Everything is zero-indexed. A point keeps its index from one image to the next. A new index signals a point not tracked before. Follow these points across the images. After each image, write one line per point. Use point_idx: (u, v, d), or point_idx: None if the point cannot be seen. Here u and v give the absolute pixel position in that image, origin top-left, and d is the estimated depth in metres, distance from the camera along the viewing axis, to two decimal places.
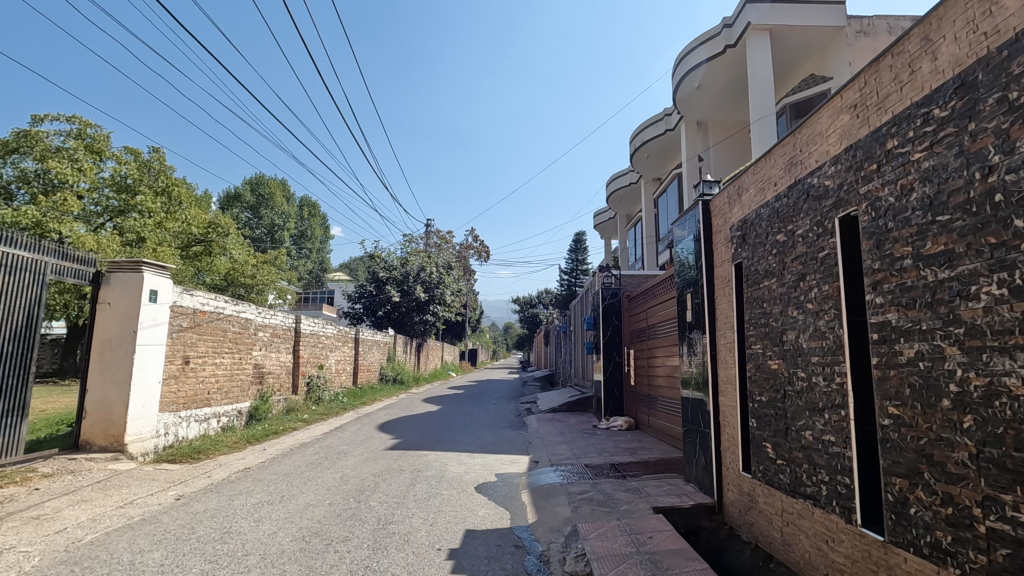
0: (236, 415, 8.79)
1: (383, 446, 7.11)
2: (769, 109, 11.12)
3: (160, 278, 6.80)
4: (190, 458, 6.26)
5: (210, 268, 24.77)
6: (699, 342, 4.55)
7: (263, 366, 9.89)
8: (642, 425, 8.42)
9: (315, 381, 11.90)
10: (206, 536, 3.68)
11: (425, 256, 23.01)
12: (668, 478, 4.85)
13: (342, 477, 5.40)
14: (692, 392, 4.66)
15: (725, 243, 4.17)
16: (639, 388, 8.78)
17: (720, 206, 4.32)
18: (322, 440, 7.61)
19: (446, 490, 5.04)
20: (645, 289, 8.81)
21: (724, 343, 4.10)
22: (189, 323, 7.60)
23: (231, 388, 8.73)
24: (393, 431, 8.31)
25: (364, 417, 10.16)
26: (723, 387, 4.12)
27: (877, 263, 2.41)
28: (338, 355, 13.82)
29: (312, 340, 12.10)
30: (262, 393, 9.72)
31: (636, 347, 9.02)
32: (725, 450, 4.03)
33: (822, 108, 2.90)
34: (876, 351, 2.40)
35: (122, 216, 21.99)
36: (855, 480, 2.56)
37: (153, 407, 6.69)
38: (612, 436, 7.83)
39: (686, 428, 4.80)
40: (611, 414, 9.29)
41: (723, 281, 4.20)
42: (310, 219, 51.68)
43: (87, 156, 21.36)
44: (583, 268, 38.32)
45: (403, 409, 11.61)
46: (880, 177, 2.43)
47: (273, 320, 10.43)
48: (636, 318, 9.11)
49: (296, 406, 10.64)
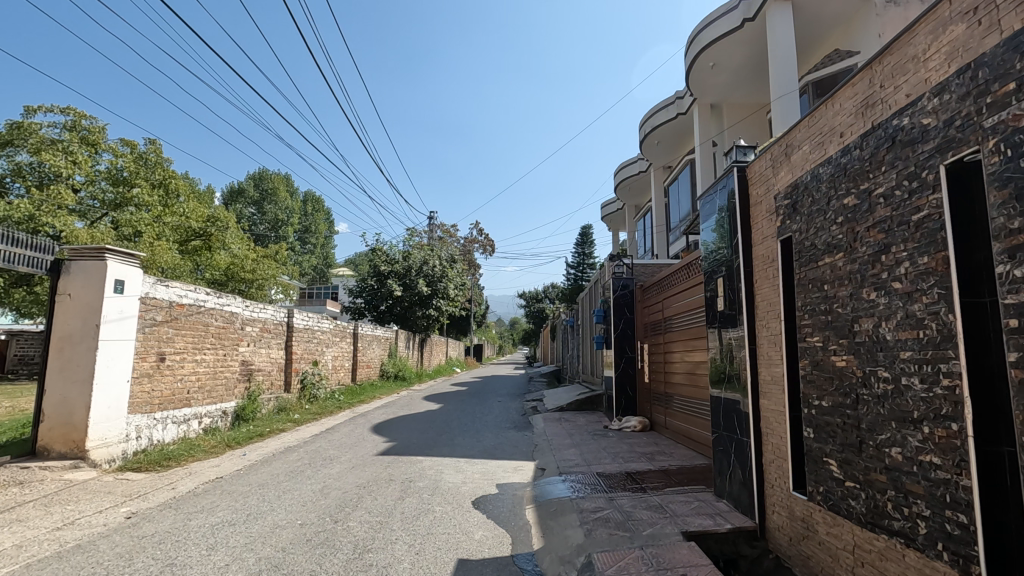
0: (221, 416, 8.21)
1: (376, 450, 6.49)
2: (790, 86, 10.34)
3: (127, 267, 6.18)
4: (159, 465, 5.66)
5: (210, 263, 23.82)
6: (733, 335, 3.85)
7: (251, 363, 9.30)
8: (658, 426, 7.74)
9: (310, 378, 11.31)
10: (142, 570, 3.05)
11: (428, 249, 22.39)
12: (695, 494, 4.17)
13: (322, 489, 4.77)
14: (725, 393, 3.98)
15: (767, 215, 3.49)
16: (654, 386, 8.09)
17: (760, 172, 3.63)
18: (311, 443, 7.02)
19: (439, 505, 4.39)
20: (661, 277, 8.09)
21: (768, 335, 3.42)
22: (164, 317, 7.00)
23: (215, 387, 8.14)
24: (388, 433, 7.70)
25: (360, 417, 9.54)
26: (766, 389, 3.44)
27: (1015, 222, 1.73)
28: (335, 352, 13.25)
29: (307, 335, 11.51)
30: (250, 391, 9.13)
31: (651, 342, 8.32)
32: (770, 464, 3.35)
33: (918, 23, 2.20)
34: (1017, 344, 1.71)
35: (119, 210, 21.55)
36: (978, 521, 1.88)
37: (122, 409, 6.10)
38: (625, 439, 7.17)
39: (717, 435, 4.13)
40: (623, 413, 8.62)
41: (764, 261, 3.52)
42: (314, 214, 51.26)
43: (82, 149, 21.06)
44: (590, 262, 37.67)
45: (402, 407, 11.00)
46: (1020, 100, 1.74)
47: (262, 315, 9.82)
48: (650, 310, 8.43)
49: (287, 405, 10.05)
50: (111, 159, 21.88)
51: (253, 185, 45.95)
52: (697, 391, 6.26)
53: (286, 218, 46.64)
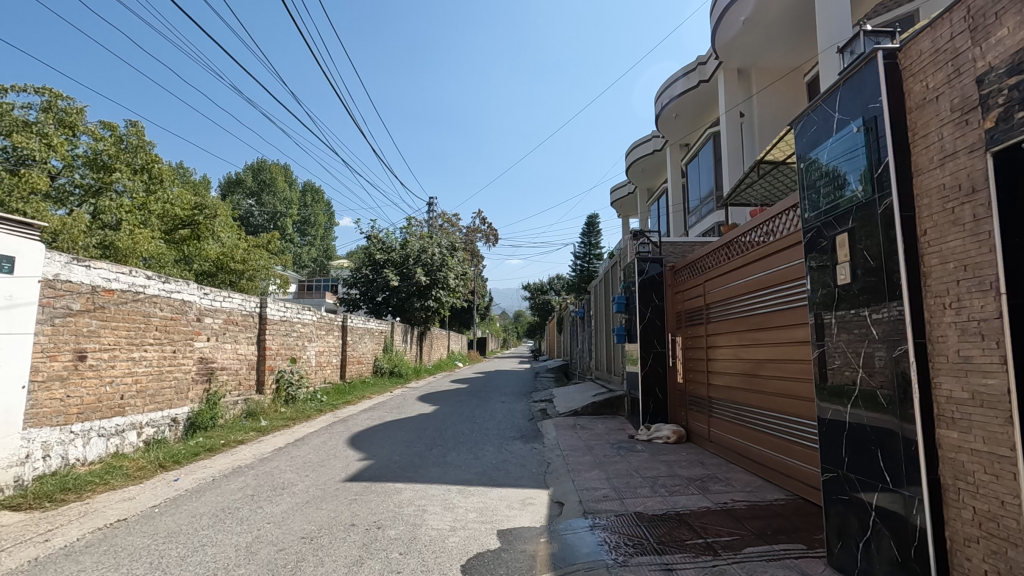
0: (169, 425, 6.87)
1: (345, 472, 5.10)
2: (843, 34, 8.79)
3: (18, 240, 4.76)
4: (50, 499, 4.25)
5: (199, 254, 22.77)
6: (874, 321, 2.39)
7: (210, 360, 7.94)
8: (697, 438, 6.31)
9: (287, 378, 9.91)
10: None
11: (427, 237, 20.95)
12: (799, 566, 2.76)
13: (250, 544, 3.36)
14: (856, 415, 2.53)
15: (960, 116, 2.04)
16: (690, 388, 6.65)
17: (934, 46, 2.17)
18: (267, 462, 5.62)
19: (414, 572, 2.98)
20: (700, 256, 6.66)
21: (961, 323, 2.00)
22: (84, 306, 5.62)
23: (160, 391, 6.76)
24: (367, 446, 6.31)
25: (340, 423, 8.18)
26: (957, 413, 2.02)
27: None
28: (319, 347, 11.85)
29: (283, 328, 10.11)
30: (210, 394, 7.77)
31: (686, 334, 6.86)
32: (975, 544, 1.94)
33: None
34: None
35: (96, 196, 19.96)
36: None
37: (14, 424, 4.71)
38: (657, 455, 5.75)
39: (831, 476, 2.72)
40: (652, 419, 7.19)
41: (945, 197, 2.09)
42: (314, 204, 49.71)
43: (59, 131, 19.17)
44: (598, 253, 36.28)
45: (392, 410, 9.60)
46: None
47: (226, 304, 8.44)
48: (684, 296, 7.01)
49: (257, 409, 8.69)
50: (90, 143, 20.14)
51: (252, 176, 44.71)
52: (762, 399, 4.80)
53: (285, 209, 45.22)
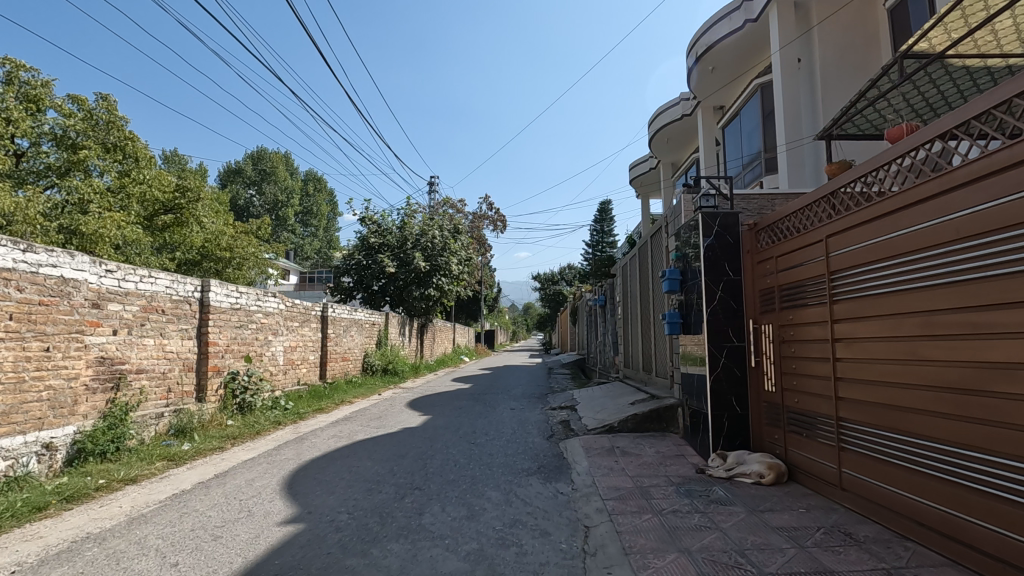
0: (38, 454, 4.82)
1: (242, 557, 2.98)
2: None
3: None
4: None
5: (184, 242, 20.88)
6: None
7: (120, 360, 5.93)
8: (810, 478, 4.18)
9: (239, 384, 7.84)
10: None
11: (427, 217, 18.81)
12: None
13: None
14: None
15: None
16: (790, 402, 4.50)
17: None
18: (136, 527, 3.49)
19: None
20: (798, 207, 4.49)
21: None
22: None
23: (19, 407, 4.70)
24: (307, 491, 4.19)
25: (294, 443, 6.13)
26: None
27: None
28: (289, 342, 9.79)
29: (235, 320, 8.00)
30: (114, 408, 5.71)
31: (778, 323, 4.71)
32: None
33: None
34: None
35: (65, 177, 17.33)
36: None
37: None
38: (759, 514, 3.58)
39: None
40: (729, 443, 5.01)
41: None
42: (314, 194, 47.60)
43: (22, 106, 16.54)
44: (612, 242, 34.21)
45: (371, 422, 7.49)
46: None
47: (145, 287, 6.36)
48: (772, 266, 4.85)
49: (190, 425, 6.60)
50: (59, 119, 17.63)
51: (252, 165, 42.93)
52: (997, 437, 2.63)
53: (286, 200, 43.29)
